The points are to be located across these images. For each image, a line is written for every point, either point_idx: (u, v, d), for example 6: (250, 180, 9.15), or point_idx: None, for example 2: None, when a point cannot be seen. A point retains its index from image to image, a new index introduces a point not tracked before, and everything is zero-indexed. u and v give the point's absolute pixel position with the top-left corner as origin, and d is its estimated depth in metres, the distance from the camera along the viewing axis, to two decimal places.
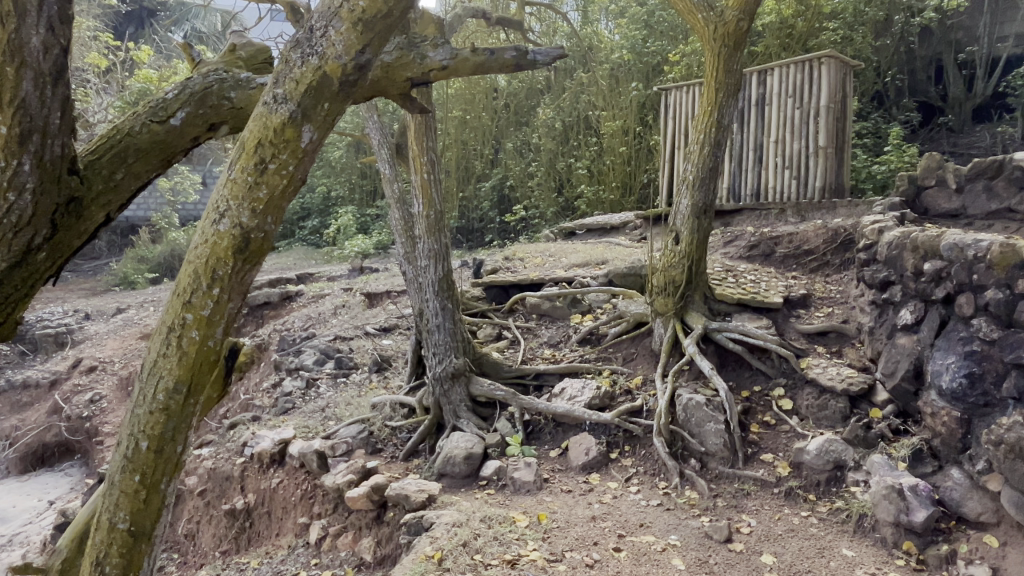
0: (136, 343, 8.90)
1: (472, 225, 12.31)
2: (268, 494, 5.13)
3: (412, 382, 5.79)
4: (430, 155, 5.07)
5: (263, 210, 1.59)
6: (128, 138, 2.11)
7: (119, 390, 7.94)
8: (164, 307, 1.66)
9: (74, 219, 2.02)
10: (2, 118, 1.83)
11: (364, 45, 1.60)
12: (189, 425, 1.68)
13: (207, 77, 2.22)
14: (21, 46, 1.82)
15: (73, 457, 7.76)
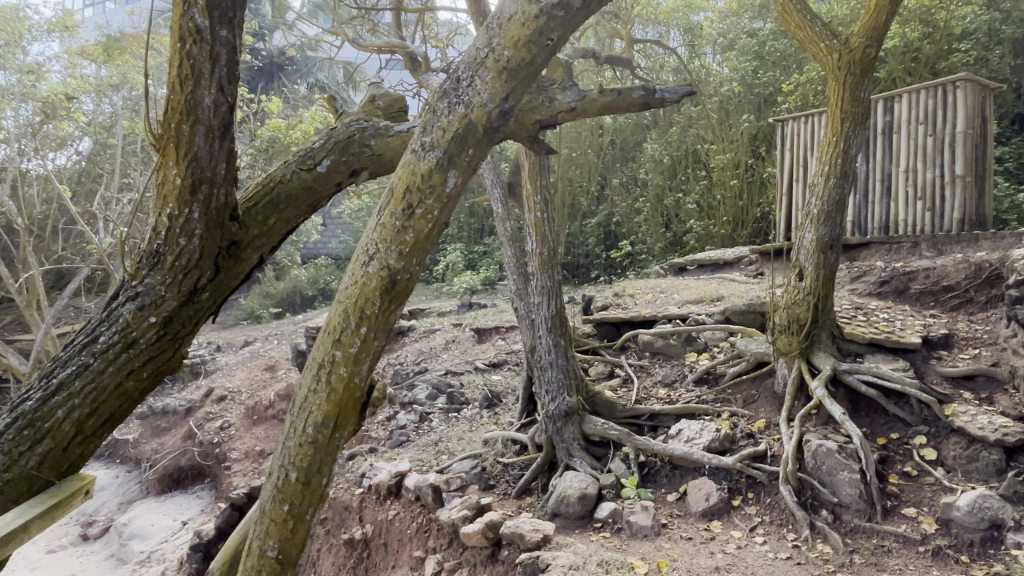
0: (263, 374, 9.44)
1: (578, 261, 12.32)
2: (386, 526, 5.24)
3: (523, 419, 5.79)
4: (544, 193, 5.12)
5: (409, 253, 1.65)
6: (279, 185, 2.27)
7: (246, 418, 8.43)
8: (316, 343, 1.75)
9: (233, 262, 2.18)
10: (178, 170, 2.03)
11: (508, 92, 1.65)
12: (334, 459, 1.74)
13: (350, 126, 2.35)
14: (195, 105, 2.02)
15: (205, 480, 8.29)
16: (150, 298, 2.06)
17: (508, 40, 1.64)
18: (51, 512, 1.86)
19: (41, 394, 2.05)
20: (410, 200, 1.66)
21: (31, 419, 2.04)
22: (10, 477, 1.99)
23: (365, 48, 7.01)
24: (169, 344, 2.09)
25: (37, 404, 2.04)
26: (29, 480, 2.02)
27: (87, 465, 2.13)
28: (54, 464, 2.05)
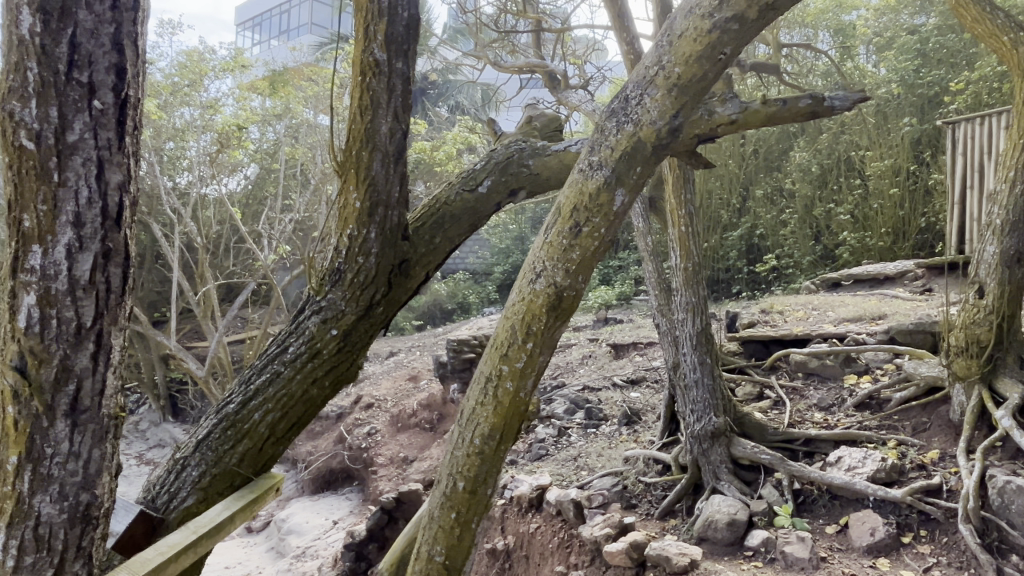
0: (406, 384, 9.87)
1: (717, 275, 11.73)
2: (527, 538, 5.29)
3: (665, 438, 5.65)
4: (688, 207, 4.98)
5: (575, 270, 1.68)
6: (444, 206, 2.39)
7: (391, 425, 8.85)
8: (483, 358, 1.81)
9: (404, 278, 2.31)
10: (358, 194, 2.20)
11: (678, 109, 1.67)
12: (498, 470, 1.80)
13: (509, 147, 2.45)
14: (373, 132, 2.19)
15: (354, 483, 8.78)
16: (332, 312, 2.24)
17: (679, 56, 1.65)
18: (250, 504, 2.07)
19: (241, 397, 2.27)
20: (576, 219, 1.69)
21: (233, 421, 2.27)
22: (215, 470, 2.22)
23: (506, 69, 7.20)
24: (347, 356, 2.27)
25: (237, 406, 2.27)
26: (231, 475, 2.23)
27: (276, 464, 2.33)
28: (251, 462, 2.27)
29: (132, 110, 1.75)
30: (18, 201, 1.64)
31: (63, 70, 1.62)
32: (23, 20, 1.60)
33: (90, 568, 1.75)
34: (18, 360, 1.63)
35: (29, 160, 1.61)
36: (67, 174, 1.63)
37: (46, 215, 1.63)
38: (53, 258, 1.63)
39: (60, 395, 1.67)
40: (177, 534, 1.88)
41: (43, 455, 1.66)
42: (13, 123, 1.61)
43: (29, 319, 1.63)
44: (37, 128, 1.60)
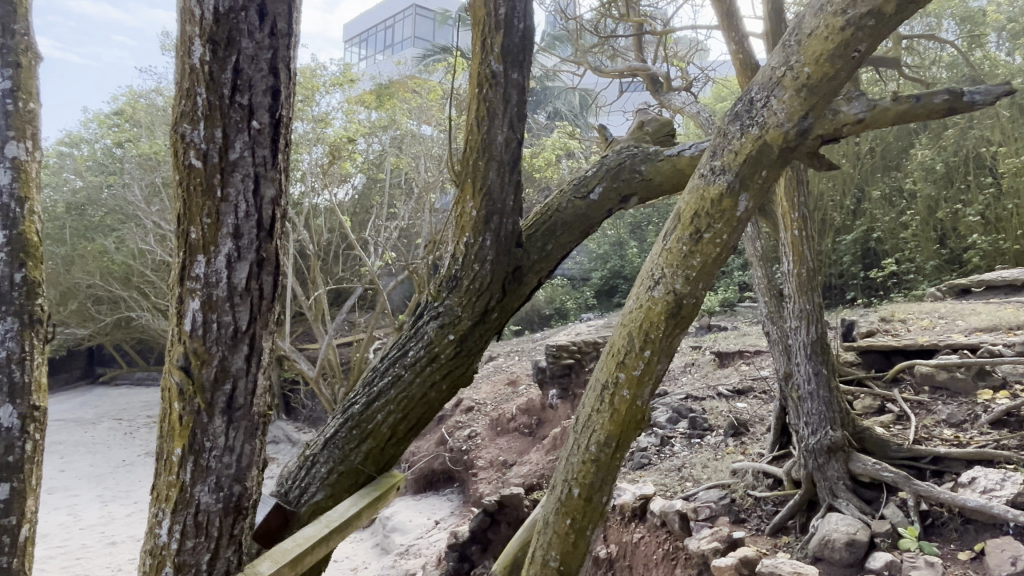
0: (506, 388, 9.99)
1: (830, 281, 11.17)
2: (631, 548, 5.21)
3: (776, 452, 5.42)
4: (802, 210, 4.72)
5: (695, 277, 1.67)
6: (556, 214, 2.45)
7: (491, 429, 8.98)
8: (599, 365, 1.81)
9: (517, 285, 2.38)
10: (474, 202, 2.32)
11: (807, 111, 1.64)
12: (614, 478, 1.79)
13: (621, 153, 2.48)
14: (489, 143, 2.31)
15: (454, 484, 8.96)
16: (449, 318, 2.33)
17: (808, 56, 1.62)
18: (374, 501, 2.18)
19: (365, 398, 2.38)
20: (697, 225, 1.69)
21: (357, 421, 2.37)
22: (341, 468, 2.31)
23: (606, 74, 7.17)
24: (464, 362, 2.34)
25: (362, 407, 2.37)
26: (355, 473, 2.32)
27: (397, 464, 2.41)
28: (374, 461, 2.35)
29: (284, 128, 1.86)
30: (187, 214, 1.78)
31: (228, 93, 1.74)
32: (193, 52, 1.74)
33: (240, 554, 1.90)
34: (182, 360, 1.78)
35: (197, 178, 1.74)
36: (229, 191, 1.75)
37: (210, 228, 1.76)
38: (215, 267, 1.76)
39: (218, 393, 1.80)
40: (310, 527, 2.01)
41: (203, 450, 1.80)
42: (184, 144, 1.75)
43: (194, 324, 1.77)
44: (203, 147, 1.73)
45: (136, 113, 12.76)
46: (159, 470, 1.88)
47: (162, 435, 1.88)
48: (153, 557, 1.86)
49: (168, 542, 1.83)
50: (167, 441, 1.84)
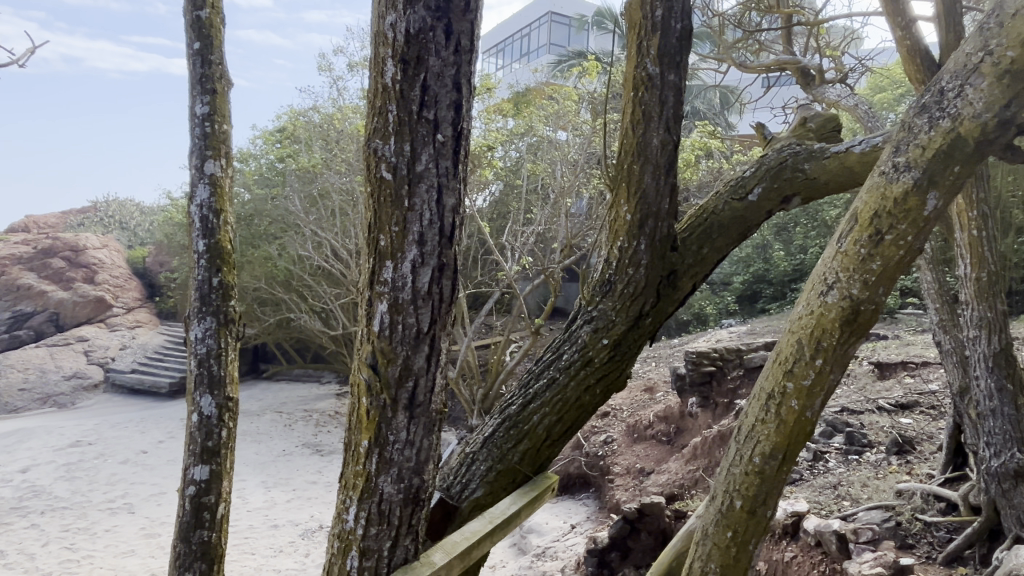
0: (643, 395, 9.84)
1: (1010, 287, 10.03)
2: (781, 567, 4.92)
3: (949, 474, 4.94)
4: (982, 207, 4.18)
5: (874, 282, 1.60)
6: (712, 216, 2.53)
7: (627, 435, 8.87)
8: (765, 373, 1.78)
9: (671, 290, 2.47)
10: (629, 207, 2.47)
11: (1011, 99, 1.50)
12: (779, 492, 1.73)
13: (782, 151, 2.49)
14: (644, 145, 2.48)
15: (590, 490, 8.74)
16: (603, 322, 2.44)
17: (1014, 38, 1.48)
18: (533, 501, 2.26)
19: (522, 399, 2.48)
20: (878, 226, 1.61)
21: (514, 420, 2.46)
22: (500, 467, 2.38)
23: (752, 69, 6.87)
24: (621, 364, 2.42)
25: (518, 408, 2.47)
26: (513, 472, 2.38)
27: (551, 465, 2.46)
28: (531, 461, 2.41)
29: (465, 140, 1.95)
30: (376, 222, 1.92)
31: (416, 109, 1.85)
32: (385, 71, 1.88)
33: (415, 543, 2.02)
34: (370, 358, 1.92)
35: (387, 188, 1.88)
36: (415, 200, 1.87)
37: (398, 235, 1.88)
38: (401, 272, 1.88)
39: (402, 390, 1.92)
40: (476, 522, 2.17)
41: (388, 443, 1.93)
42: (375, 158, 1.90)
43: (381, 325, 1.90)
44: (393, 160, 1.87)
45: (297, 130, 13.91)
46: (347, 460, 2.05)
47: (350, 427, 2.04)
48: (341, 540, 2.03)
49: (354, 527, 1.99)
50: (354, 432, 2.00)
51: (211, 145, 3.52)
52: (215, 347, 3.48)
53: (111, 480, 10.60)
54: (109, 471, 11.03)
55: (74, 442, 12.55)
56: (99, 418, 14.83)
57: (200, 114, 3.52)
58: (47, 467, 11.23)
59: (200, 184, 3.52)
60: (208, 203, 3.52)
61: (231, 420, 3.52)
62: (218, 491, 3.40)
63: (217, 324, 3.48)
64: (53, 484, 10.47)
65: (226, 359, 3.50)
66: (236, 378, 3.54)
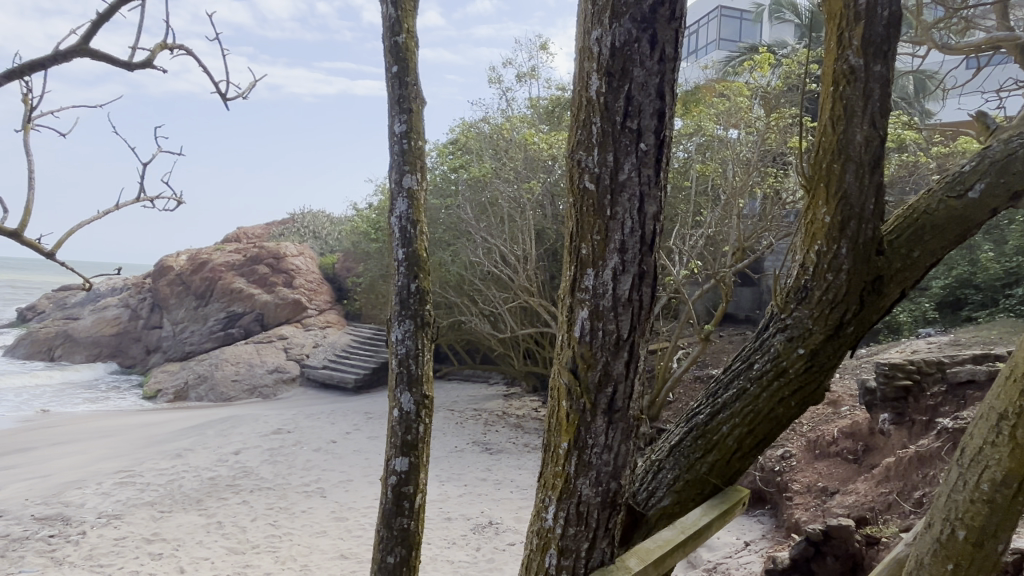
0: (827, 409, 9.15)
1: None
2: None
3: None
4: None
5: None
6: (924, 216, 2.42)
7: (807, 450, 8.29)
8: (991, 395, 1.76)
9: (877, 295, 2.37)
10: (829, 208, 2.42)
11: None
12: (1011, 525, 1.70)
13: (1009, 143, 2.43)
14: (847, 142, 2.40)
15: (766, 507, 8.21)
16: (799, 331, 2.39)
17: None
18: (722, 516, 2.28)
19: (709, 410, 2.47)
20: None
21: (703, 430, 2.46)
22: (687, 476, 2.40)
23: (958, 50, 6.14)
24: (821, 373, 2.35)
25: (706, 418, 2.46)
26: (702, 483, 2.39)
27: (741, 477, 2.46)
28: (720, 472, 2.41)
29: (666, 148, 1.99)
30: (579, 232, 2.03)
31: (620, 120, 1.92)
32: (590, 85, 1.98)
33: (611, 546, 2.08)
34: (572, 363, 2.03)
35: (590, 199, 1.98)
36: (617, 210, 1.94)
37: (600, 244, 1.97)
38: (603, 279, 1.97)
39: (601, 394, 1.99)
40: (668, 531, 2.23)
41: (586, 445, 2.01)
42: (579, 169, 2.01)
43: (582, 330, 2.01)
44: (596, 171, 1.96)
45: (469, 142, 14.63)
46: (546, 461, 2.16)
47: (550, 429, 2.15)
48: (540, 537, 2.14)
49: (553, 526, 2.09)
50: (555, 434, 2.11)
51: (408, 160, 3.79)
52: (413, 348, 3.72)
53: (306, 466, 11.72)
54: (305, 457, 12.19)
55: (277, 430, 14.03)
56: (296, 409, 16.44)
57: (399, 132, 3.80)
58: (255, 450, 12.65)
59: (399, 198, 3.78)
60: (405, 215, 3.76)
61: (427, 417, 3.75)
62: (416, 481, 3.65)
63: (415, 326, 3.71)
64: (259, 466, 11.76)
65: (423, 360, 3.73)
66: (430, 378, 3.76)
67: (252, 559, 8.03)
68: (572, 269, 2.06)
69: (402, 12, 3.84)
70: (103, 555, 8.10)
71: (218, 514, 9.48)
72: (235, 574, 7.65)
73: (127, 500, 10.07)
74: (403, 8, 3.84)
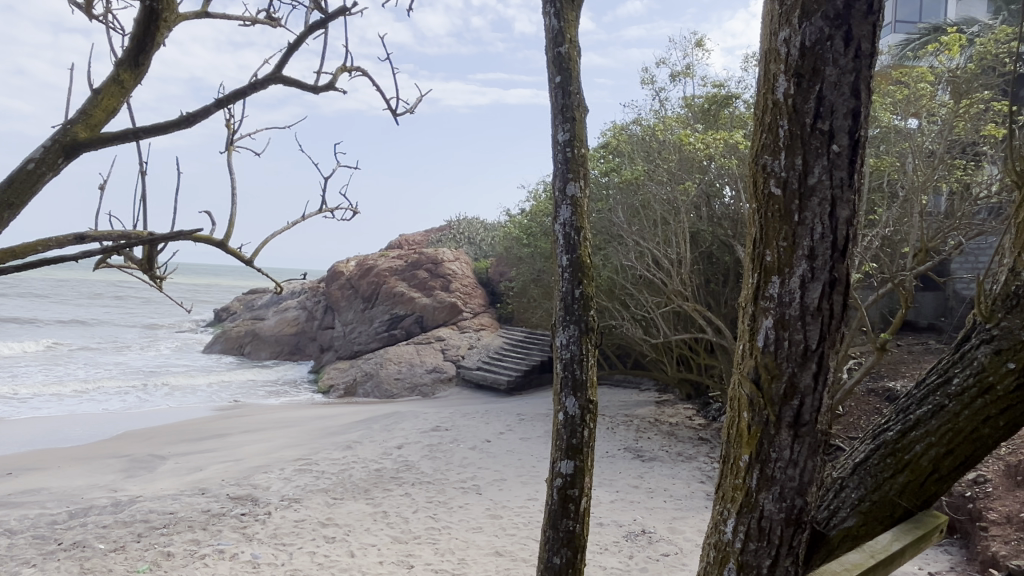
0: None
1: None
2: None
3: None
4: None
5: None
6: None
7: (1006, 477, 7.36)
8: None
9: None
10: None
11: None
12: None
13: None
14: None
15: (955, 537, 7.39)
16: (1007, 342, 2.22)
17: None
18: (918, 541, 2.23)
19: (899, 426, 2.38)
20: None
21: (892, 449, 2.36)
22: (875, 496, 2.32)
23: None
24: None
25: (896, 435, 2.36)
26: (892, 505, 2.31)
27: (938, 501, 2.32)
28: (911, 495, 2.30)
29: (861, 147, 1.97)
30: (765, 239, 2.07)
31: (810, 121, 1.95)
32: (778, 86, 2.03)
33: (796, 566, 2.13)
34: (754, 374, 2.08)
35: (776, 204, 2.03)
36: (806, 214, 1.96)
37: (786, 250, 2.01)
38: (789, 288, 2.00)
39: (786, 407, 2.02)
40: (856, 554, 2.18)
41: (769, 459, 2.06)
42: (766, 173, 2.06)
43: (766, 340, 2.04)
44: (784, 175, 2.00)
45: (621, 145, 14.52)
46: (726, 473, 2.26)
47: (730, 441, 2.25)
48: (718, 551, 2.24)
49: (732, 540, 2.18)
50: (736, 447, 2.19)
51: (572, 168, 3.83)
52: (578, 353, 3.74)
53: (463, 463, 12.17)
54: (462, 454, 12.68)
55: (435, 427, 14.70)
56: (452, 408, 17.13)
57: (561, 141, 3.86)
58: (415, 446, 13.34)
59: (563, 206, 3.84)
60: (569, 222, 3.80)
61: (592, 422, 3.77)
62: (582, 485, 3.70)
63: (580, 332, 3.73)
64: (420, 460, 12.39)
65: (587, 365, 3.74)
66: (596, 383, 3.78)
67: (414, 549, 8.46)
68: (756, 276, 2.12)
69: (564, 22, 3.91)
70: (285, 535, 8.91)
71: (383, 505, 10.09)
72: (398, 562, 8.10)
73: (305, 485, 11.01)
74: (566, 19, 3.92)
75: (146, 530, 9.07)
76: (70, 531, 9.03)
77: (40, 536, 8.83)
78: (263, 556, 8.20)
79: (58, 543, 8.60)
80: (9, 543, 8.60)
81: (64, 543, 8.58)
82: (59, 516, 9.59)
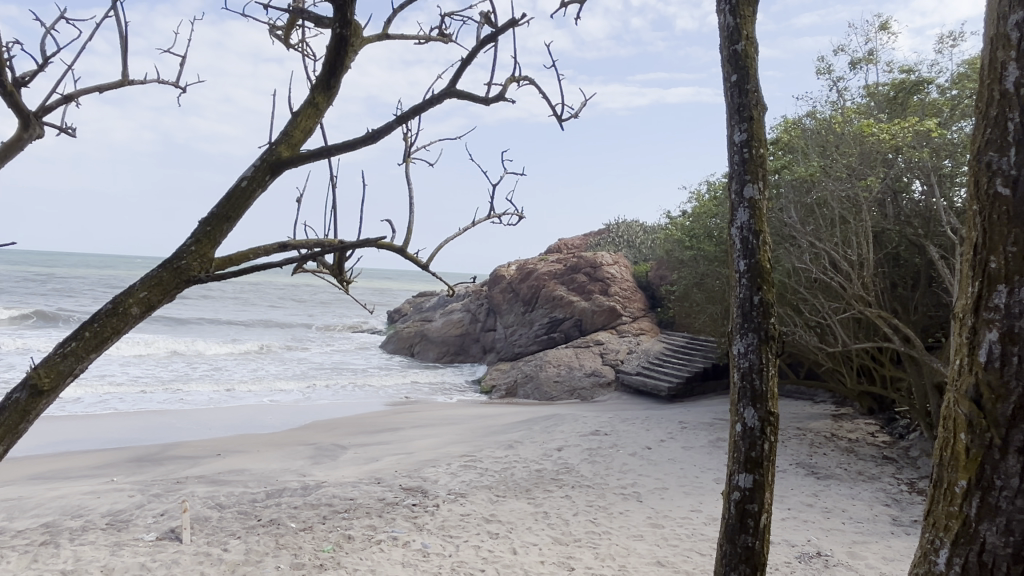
0: None
1: None
2: None
3: None
4: None
5: None
6: None
7: None
8: None
9: None
10: None
11: None
12: None
13: None
14: None
15: None
16: None
17: None
18: None
19: None
20: None
21: None
22: None
23: None
24: None
25: None
26: None
27: None
28: None
29: None
30: (990, 245, 2.29)
31: None
32: (1009, 76, 2.31)
33: None
34: (976, 394, 2.26)
35: (1004, 205, 2.26)
36: None
37: (1016, 254, 2.21)
38: (1017, 297, 2.18)
39: (1014, 430, 2.15)
40: None
41: (994, 486, 2.17)
42: (993, 173, 2.32)
43: (991, 354, 2.23)
44: (1014, 174, 2.25)
45: (792, 140, 13.64)
46: (938, 502, 2.39)
47: (946, 466, 2.38)
48: None
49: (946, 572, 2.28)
50: (953, 474, 2.32)
51: (749, 170, 3.69)
52: (757, 362, 3.57)
53: (624, 469, 12.06)
54: (622, 460, 12.56)
55: (595, 431, 14.69)
56: (612, 413, 16.99)
57: (738, 142, 3.74)
58: (575, 449, 13.41)
59: (740, 208, 3.71)
60: (747, 225, 3.67)
61: (773, 435, 3.58)
62: (762, 500, 3.54)
63: (759, 340, 3.57)
64: (580, 463, 12.43)
65: (768, 376, 3.56)
66: (777, 395, 3.58)
67: (575, 552, 8.51)
68: (979, 284, 2.32)
69: (740, 19, 3.81)
70: (452, 527, 9.33)
71: (544, 505, 10.26)
72: (559, 563, 8.18)
73: (470, 481, 11.46)
74: (742, 15, 3.82)
75: (330, 512, 9.90)
76: (267, 509, 10.08)
77: (243, 512, 9.94)
78: (432, 546, 8.64)
79: (258, 519, 9.63)
80: (219, 515, 9.76)
81: (262, 520, 9.59)
82: (258, 495, 10.74)
